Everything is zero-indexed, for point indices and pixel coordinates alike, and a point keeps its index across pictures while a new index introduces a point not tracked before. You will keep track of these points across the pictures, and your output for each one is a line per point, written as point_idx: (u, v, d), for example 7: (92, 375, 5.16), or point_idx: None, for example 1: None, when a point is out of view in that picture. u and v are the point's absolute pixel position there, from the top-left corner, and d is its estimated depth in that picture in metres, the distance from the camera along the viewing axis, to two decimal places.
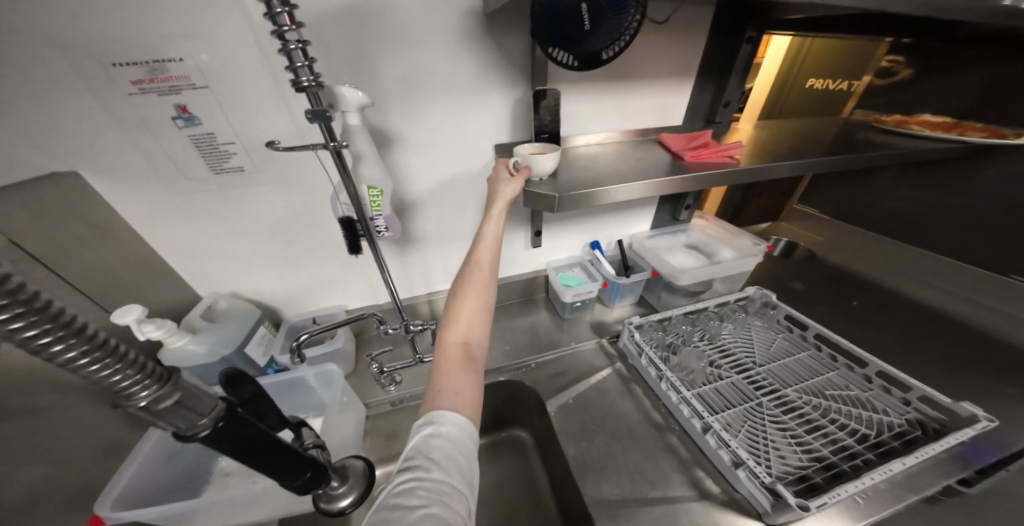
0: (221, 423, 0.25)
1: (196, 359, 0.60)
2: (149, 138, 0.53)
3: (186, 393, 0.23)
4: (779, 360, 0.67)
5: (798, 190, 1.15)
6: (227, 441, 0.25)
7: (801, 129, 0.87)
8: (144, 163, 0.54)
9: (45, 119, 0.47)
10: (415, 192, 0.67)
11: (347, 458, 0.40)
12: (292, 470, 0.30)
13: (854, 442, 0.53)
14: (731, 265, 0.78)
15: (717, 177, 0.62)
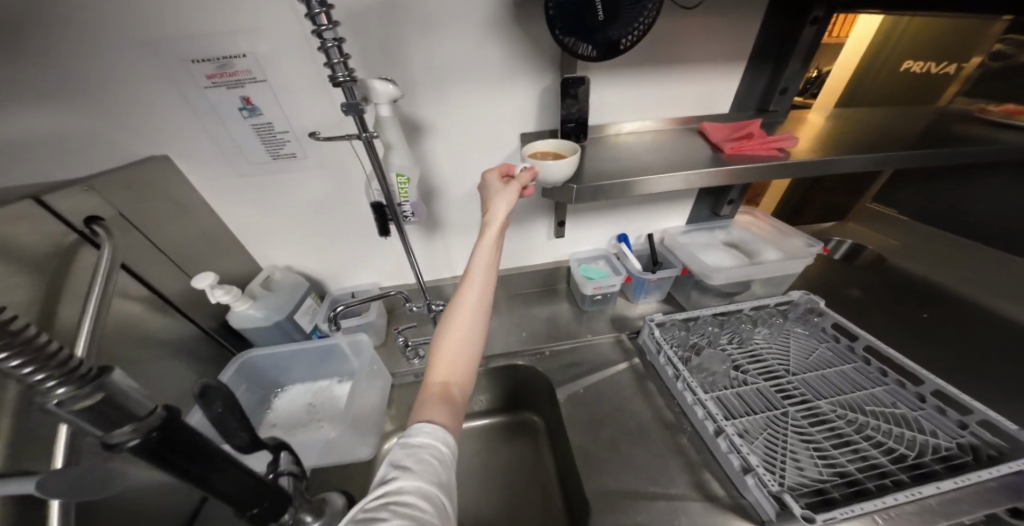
0: (156, 434, 0.25)
1: (254, 321, 0.69)
2: (220, 126, 0.61)
3: (116, 393, 0.24)
4: (818, 370, 0.62)
5: (869, 192, 0.99)
6: (162, 456, 0.25)
7: (877, 119, 0.76)
8: (215, 148, 0.63)
9: (142, 112, 0.57)
10: (442, 179, 0.70)
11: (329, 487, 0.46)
12: (246, 497, 0.31)
13: (885, 459, 0.49)
14: (773, 267, 0.73)
15: (761, 171, 0.58)
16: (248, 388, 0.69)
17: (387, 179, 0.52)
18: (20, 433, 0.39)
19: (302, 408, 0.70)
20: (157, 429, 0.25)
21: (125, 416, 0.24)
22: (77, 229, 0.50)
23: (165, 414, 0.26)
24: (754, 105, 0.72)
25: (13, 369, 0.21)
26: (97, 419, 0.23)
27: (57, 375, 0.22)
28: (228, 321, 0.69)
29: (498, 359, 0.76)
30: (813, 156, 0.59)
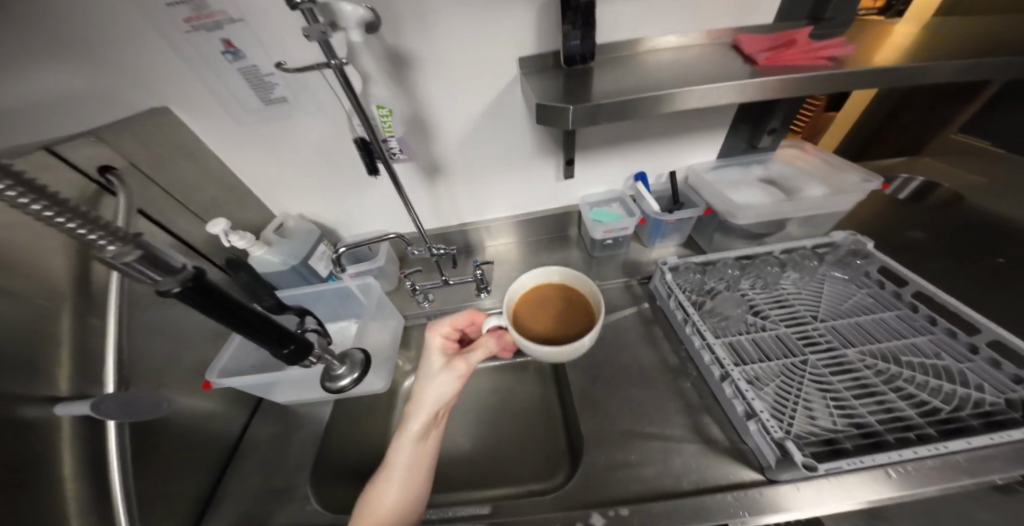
0: (191, 285, 0.31)
1: (271, 266, 0.72)
2: (209, 74, 0.59)
3: (154, 251, 0.28)
4: (851, 319, 0.57)
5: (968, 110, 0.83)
6: (202, 299, 0.32)
7: (996, 26, 0.59)
8: (210, 97, 0.62)
9: (130, 61, 0.55)
10: (438, 121, 0.67)
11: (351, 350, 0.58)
12: (276, 338, 0.40)
13: (913, 412, 0.44)
14: (815, 203, 0.66)
15: (797, 84, 0.51)
16: None
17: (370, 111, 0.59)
18: (79, 361, 0.44)
19: None
20: (192, 281, 0.31)
21: (169, 269, 0.29)
22: (94, 178, 0.51)
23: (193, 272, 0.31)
24: (806, 14, 0.61)
25: (82, 237, 0.25)
26: (151, 271, 0.28)
27: (93, 228, 0.25)
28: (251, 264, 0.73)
29: None
30: (867, 63, 0.51)
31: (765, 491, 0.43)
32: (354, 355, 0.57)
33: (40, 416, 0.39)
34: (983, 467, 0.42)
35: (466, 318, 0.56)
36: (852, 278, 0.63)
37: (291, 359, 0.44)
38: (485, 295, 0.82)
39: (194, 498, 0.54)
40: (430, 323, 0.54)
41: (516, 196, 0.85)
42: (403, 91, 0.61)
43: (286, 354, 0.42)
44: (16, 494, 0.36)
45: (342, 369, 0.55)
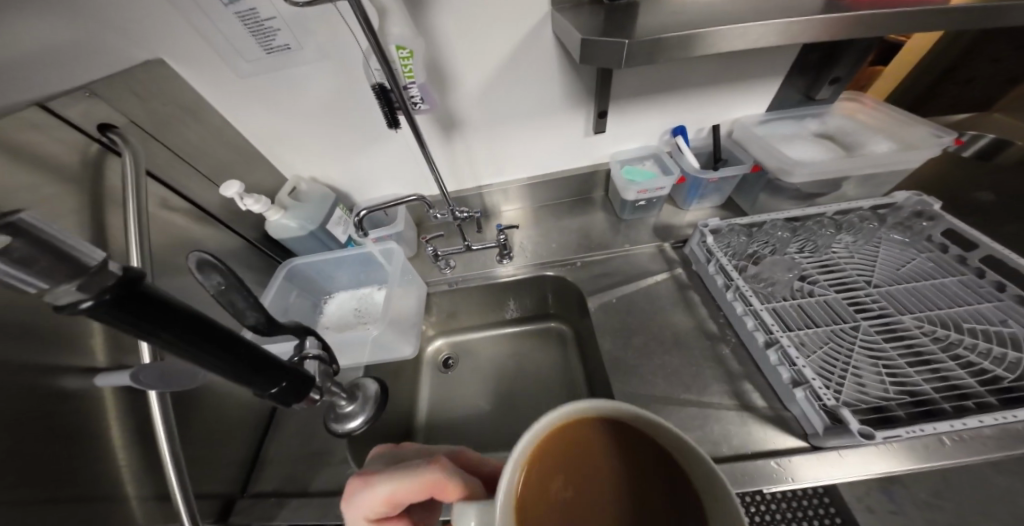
0: (110, 296, 0.20)
1: (290, 231, 0.70)
2: (204, 19, 0.53)
3: (35, 235, 0.19)
4: (907, 284, 0.54)
5: None
6: (139, 320, 0.21)
7: None
8: (207, 46, 0.56)
9: (116, 7, 0.49)
10: (456, 68, 0.61)
11: (364, 383, 0.61)
12: (259, 372, 0.29)
13: (972, 380, 0.42)
14: (878, 158, 0.60)
15: (884, 20, 0.44)
16: (301, 293, 0.73)
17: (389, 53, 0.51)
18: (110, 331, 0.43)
19: (349, 313, 0.73)
20: (117, 289, 0.20)
21: (74, 262, 0.19)
22: (95, 138, 0.47)
23: (122, 274, 0.21)
24: None
25: None
26: (25, 273, 0.18)
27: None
28: (268, 231, 0.71)
29: (532, 268, 0.78)
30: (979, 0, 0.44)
31: (808, 457, 0.44)
32: (368, 388, 0.60)
33: (79, 386, 0.39)
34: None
35: (412, 489, 0.30)
36: (912, 242, 0.59)
37: (281, 399, 0.33)
38: (506, 262, 0.80)
39: (240, 457, 0.57)
40: (349, 489, 0.32)
41: (541, 156, 0.80)
42: (422, 30, 0.56)
43: (275, 393, 0.32)
44: (69, 459, 0.37)
45: (354, 405, 0.57)
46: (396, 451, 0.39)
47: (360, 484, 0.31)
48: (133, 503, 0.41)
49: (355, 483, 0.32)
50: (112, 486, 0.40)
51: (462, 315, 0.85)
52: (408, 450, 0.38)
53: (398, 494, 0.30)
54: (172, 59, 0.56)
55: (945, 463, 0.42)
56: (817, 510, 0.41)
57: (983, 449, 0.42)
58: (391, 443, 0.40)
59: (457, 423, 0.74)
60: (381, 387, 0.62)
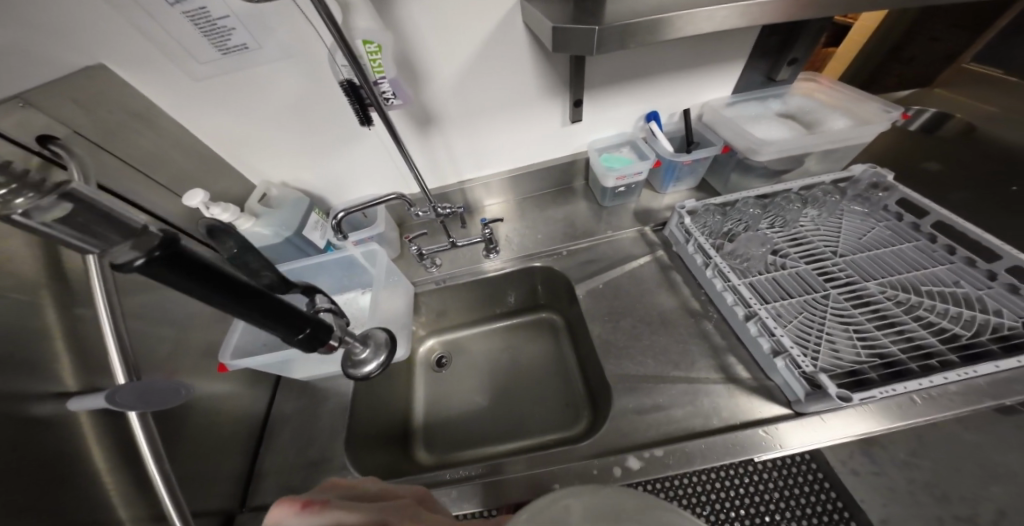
0: (157, 254, 0.24)
1: (265, 238, 0.67)
2: (148, 19, 0.49)
3: (83, 201, 0.23)
4: (870, 252, 0.57)
5: (979, 43, 0.82)
6: (179, 273, 0.26)
7: None
8: (150, 44, 0.52)
9: (47, 8, 0.45)
10: (426, 62, 0.60)
11: (372, 331, 0.53)
12: (285, 319, 0.33)
13: (934, 339, 0.46)
14: (837, 134, 0.63)
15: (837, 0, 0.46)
16: None
17: (356, 48, 0.51)
18: (78, 354, 0.40)
19: None
20: (160, 249, 0.25)
21: (119, 221, 0.24)
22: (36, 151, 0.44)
23: (159, 237, 0.25)
24: None
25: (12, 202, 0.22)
26: (91, 238, 0.23)
27: (9, 185, 0.22)
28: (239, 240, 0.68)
29: (519, 261, 0.79)
30: None
31: (792, 423, 0.47)
32: (378, 335, 0.53)
33: (51, 412, 0.36)
34: (1001, 389, 0.46)
35: None
36: (871, 211, 0.63)
37: (309, 345, 0.37)
38: (493, 256, 0.80)
39: (235, 475, 0.55)
40: None
41: (520, 149, 0.80)
42: (385, 19, 0.53)
43: (303, 340, 0.36)
44: (55, 486, 0.34)
45: (367, 352, 0.51)
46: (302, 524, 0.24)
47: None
48: None
49: None
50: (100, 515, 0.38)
51: (451, 313, 0.84)
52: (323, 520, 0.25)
53: None
54: (113, 62, 0.52)
55: (919, 419, 0.45)
56: (806, 476, 0.44)
57: (950, 404, 0.46)
58: (293, 506, 0.25)
59: (454, 420, 0.75)
60: (392, 333, 0.55)
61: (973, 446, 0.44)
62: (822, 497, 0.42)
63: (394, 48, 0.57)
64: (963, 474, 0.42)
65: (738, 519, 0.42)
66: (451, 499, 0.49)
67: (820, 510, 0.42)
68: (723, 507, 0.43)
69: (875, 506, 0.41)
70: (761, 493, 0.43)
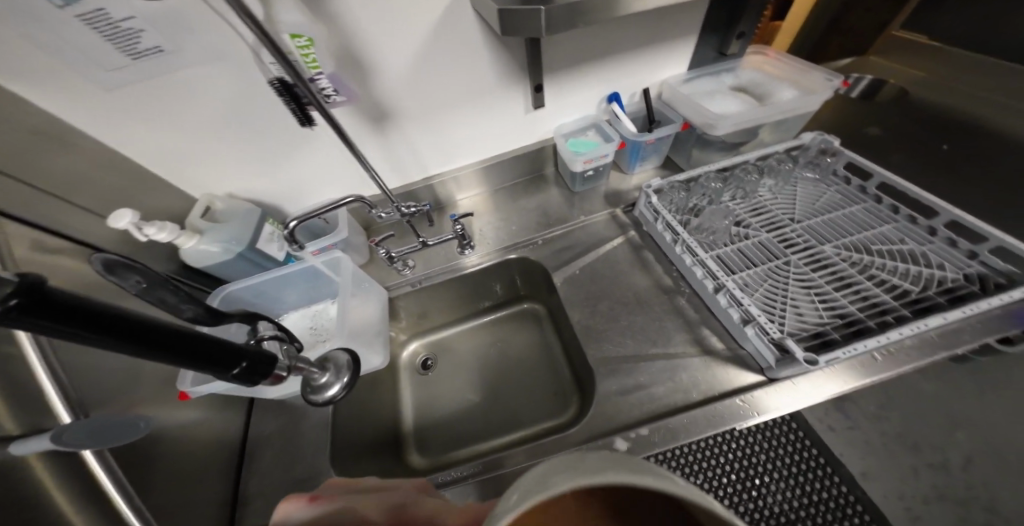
0: (22, 301, 0.19)
1: (214, 256, 0.61)
2: (35, 25, 0.42)
3: None
4: (824, 216, 0.60)
5: (906, 11, 0.87)
6: (61, 320, 0.21)
7: None
8: (45, 54, 0.45)
9: None
10: (372, 54, 0.56)
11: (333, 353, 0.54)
12: (212, 357, 0.30)
13: (887, 296, 0.48)
14: (785, 106, 0.65)
15: None
16: None
17: (281, 42, 0.47)
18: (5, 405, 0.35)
19: (305, 334, 0.68)
20: (29, 294, 0.19)
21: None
22: None
23: (21, 283, 0.19)
24: None
25: None
26: None
27: None
28: (184, 260, 0.62)
29: (494, 255, 0.77)
30: None
31: (767, 389, 0.49)
32: (338, 358, 0.54)
33: None
34: (952, 337, 0.49)
35: None
36: (822, 177, 0.66)
37: (246, 378, 0.34)
38: (468, 252, 0.78)
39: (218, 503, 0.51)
40: None
41: (484, 141, 0.78)
42: (316, 11, 0.49)
43: (239, 374, 0.33)
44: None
45: (326, 376, 0.52)
46: (306, 513, 0.31)
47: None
48: None
49: None
50: None
51: (431, 314, 0.82)
52: (323, 510, 0.31)
53: None
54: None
55: (883, 375, 0.48)
56: (789, 437, 0.46)
57: (907, 358, 0.48)
58: (302, 500, 0.32)
59: (444, 422, 0.73)
60: (353, 354, 0.56)
61: (932, 396, 0.48)
62: (805, 455, 0.45)
63: (330, 41, 0.52)
64: (926, 422, 0.46)
65: (729, 483, 0.43)
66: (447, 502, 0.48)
67: (807, 466, 0.44)
68: (715, 474, 0.44)
69: (854, 459, 0.44)
70: (749, 457, 0.45)
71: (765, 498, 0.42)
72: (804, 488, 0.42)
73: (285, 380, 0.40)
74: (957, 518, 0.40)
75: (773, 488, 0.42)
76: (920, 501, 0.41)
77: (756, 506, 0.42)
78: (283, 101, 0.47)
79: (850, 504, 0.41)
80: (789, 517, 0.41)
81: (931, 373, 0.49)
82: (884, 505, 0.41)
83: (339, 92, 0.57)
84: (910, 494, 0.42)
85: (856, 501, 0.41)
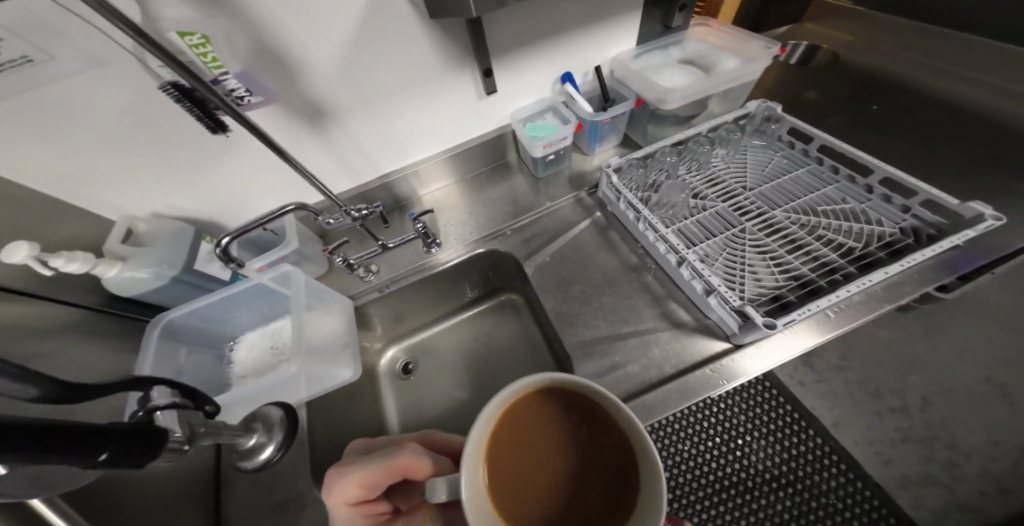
0: None
1: (145, 283, 0.55)
2: None
3: None
4: (773, 182, 0.62)
5: None
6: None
7: None
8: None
9: None
10: (293, 46, 0.51)
11: (264, 411, 0.45)
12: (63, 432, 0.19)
13: (835, 255, 0.51)
14: (729, 76, 0.66)
15: None
16: (196, 347, 0.60)
17: (171, 42, 0.42)
18: None
19: (265, 356, 0.63)
20: None
21: None
22: None
23: None
24: None
25: None
26: None
27: None
28: (109, 290, 0.55)
29: (461, 250, 0.75)
30: None
31: (735, 355, 0.50)
32: (270, 413, 0.45)
33: None
34: (894, 291, 0.52)
35: (387, 472, 0.33)
36: (768, 144, 0.68)
37: (121, 463, 0.22)
38: (435, 249, 0.75)
39: None
40: (334, 471, 0.34)
41: (436, 132, 0.74)
42: (213, 3, 0.43)
43: (106, 461, 0.21)
44: None
45: (256, 437, 0.43)
46: (365, 446, 0.42)
47: (337, 473, 0.34)
48: None
49: (338, 471, 0.34)
50: None
51: (407, 317, 0.79)
52: (378, 442, 0.42)
53: (374, 474, 0.33)
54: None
55: (839, 330, 0.51)
56: (765, 396, 0.50)
57: (856, 314, 0.51)
58: (363, 443, 0.42)
59: (431, 425, 0.71)
60: (290, 407, 0.48)
61: (887, 343, 0.52)
62: (781, 411, 0.48)
63: (227, 39, 0.46)
64: (887, 369, 0.50)
65: (713, 446, 0.46)
66: None
67: (784, 423, 0.47)
68: (701, 441, 0.47)
69: (825, 411, 0.48)
70: (730, 419, 0.48)
71: (749, 456, 0.45)
72: (783, 443, 0.46)
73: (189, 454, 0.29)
74: (921, 455, 0.44)
75: (755, 446, 0.46)
76: (887, 444, 0.45)
77: (741, 465, 0.45)
78: (181, 105, 0.43)
79: (826, 454, 0.45)
80: (773, 473, 0.44)
81: (886, 323, 0.54)
82: (855, 451, 0.45)
83: (252, 92, 0.52)
84: (880, 438, 0.45)
85: (829, 449, 0.45)
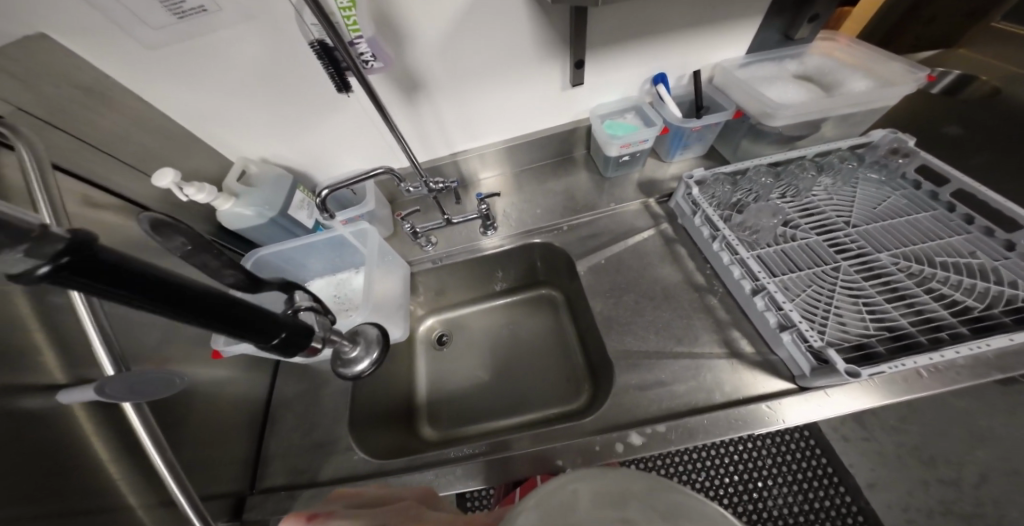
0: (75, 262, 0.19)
1: (248, 219, 0.62)
2: None
3: None
4: (884, 222, 0.55)
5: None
6: (100, 281, 0.21)
7: None
8: (97, 16, 0.46)
9: None
10: (408, 17, 0.54)
11: (362, 328, 0.53)
12: (251, 325, 0.29)
13: (947, 313, 0.44)
14: (854, 98, 0.59)
15: None
16: None
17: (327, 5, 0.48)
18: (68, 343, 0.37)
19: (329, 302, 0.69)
20: (70, 253, 0.19)
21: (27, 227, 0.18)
22: None
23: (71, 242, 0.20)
24: None
25: None
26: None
27: None
28: (221, 222, 0.63)
29: (518, 238, 0.76)
30: None
31: (793, 399, 0.47)
32: (368, 331, 0.53)
33: (40, 405, 0.34)
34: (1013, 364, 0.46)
35: None
36: (886, 180, 0.60)
37: (285, 350, 0.34)
38: (490, 233, 0.77)
39: (241, 459, 0.54)
40: None
41: (518, 116, 0.74)
42: None
43: (279, 344, 0.33)
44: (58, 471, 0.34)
45: (357, 350, 0.51)
46: None
47: None
48: (139, 512, 0.39)
49: None
50: (110, 496, 0.37)
51: (449, 291, 0.83)
52: None
53: None
54: (48, 31, 0.46)
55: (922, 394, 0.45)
56: (800, 444, 0.47)
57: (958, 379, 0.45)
58: (301, 519, 0.31)
59: (458, 397, 0.75)
60: (384, 329, 0.55)
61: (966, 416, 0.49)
62: (815, 463, 0.46)
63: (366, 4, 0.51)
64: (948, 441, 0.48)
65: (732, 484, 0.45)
66: (455, 477, 0.50)
67: (815, 475, 0.45)
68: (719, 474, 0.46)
69: (864, 471, 0.46)
70: (755, 459, 0.46)
71: (766, 500, 0.44)
72: (805, 494, 0.44)
73: (319, 351, 0.40)
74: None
75: (774, 493, 0.44)
76: (923, 513, 0.44)
77: (756, 507, 0.44)
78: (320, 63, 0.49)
79: (851, 512, 0.43)
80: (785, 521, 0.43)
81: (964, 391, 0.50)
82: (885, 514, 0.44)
83: (376, 57, 0.55)
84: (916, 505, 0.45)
85: (856, 507, 0.43)
